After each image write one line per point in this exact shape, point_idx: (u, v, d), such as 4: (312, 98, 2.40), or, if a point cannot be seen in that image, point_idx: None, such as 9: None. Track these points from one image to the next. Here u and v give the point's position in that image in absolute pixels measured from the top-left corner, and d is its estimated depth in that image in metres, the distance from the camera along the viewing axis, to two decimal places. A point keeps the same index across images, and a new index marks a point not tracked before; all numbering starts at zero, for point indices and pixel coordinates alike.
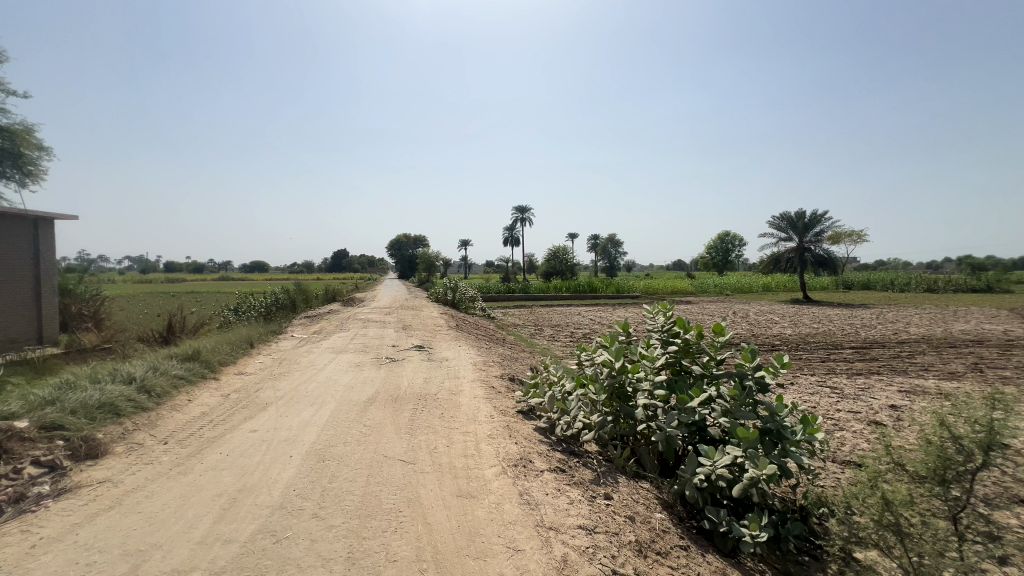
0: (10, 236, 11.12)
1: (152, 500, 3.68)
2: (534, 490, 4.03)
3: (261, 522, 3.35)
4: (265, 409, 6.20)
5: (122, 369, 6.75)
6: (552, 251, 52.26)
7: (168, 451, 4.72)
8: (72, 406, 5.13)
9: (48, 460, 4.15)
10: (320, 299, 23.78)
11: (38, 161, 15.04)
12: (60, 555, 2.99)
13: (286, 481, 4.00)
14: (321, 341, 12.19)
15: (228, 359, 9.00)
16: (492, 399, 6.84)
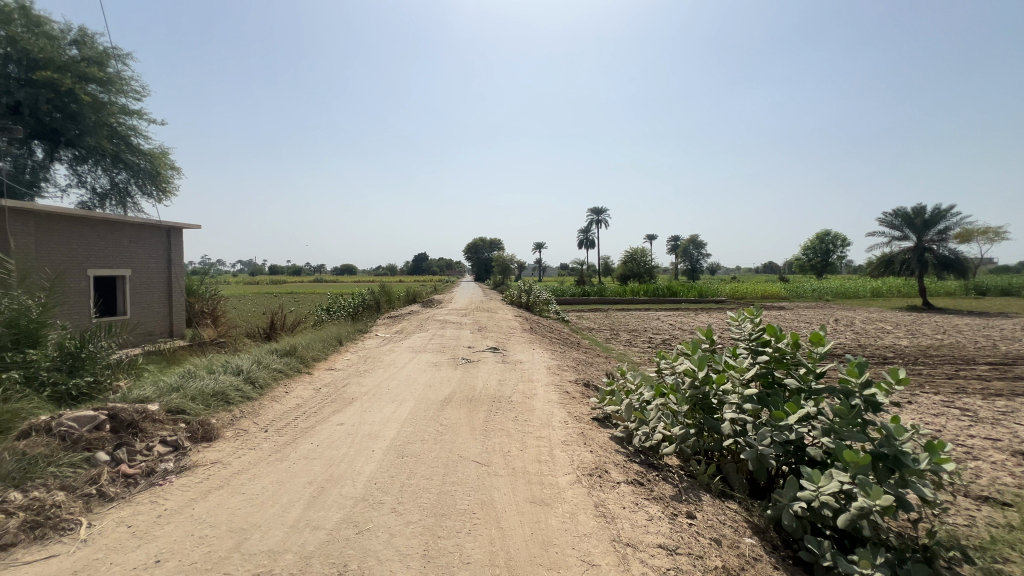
0: (149, 244, 12.92)
1: (253, 483, 4.04)
2: (610, 502, 3.86)
3: (345, 513, 3.52)
4: (351, 404, 6.59)
5: (232, 362, 7.54)
6: (629, 253, 50.66)
7: (268, 438, 5.17)
8: (193, 393, 5.80)
9: (173, 440, 4.71)
10: (401, 300, 24.96)
11: (171, 179, 17.27)
12: (179, 526, 3.36)
13: (368, 475, 4.19)
14: (402, 340, 12.78)
15: (320, 355, 9.71)
16: (566, 404, 6.73)
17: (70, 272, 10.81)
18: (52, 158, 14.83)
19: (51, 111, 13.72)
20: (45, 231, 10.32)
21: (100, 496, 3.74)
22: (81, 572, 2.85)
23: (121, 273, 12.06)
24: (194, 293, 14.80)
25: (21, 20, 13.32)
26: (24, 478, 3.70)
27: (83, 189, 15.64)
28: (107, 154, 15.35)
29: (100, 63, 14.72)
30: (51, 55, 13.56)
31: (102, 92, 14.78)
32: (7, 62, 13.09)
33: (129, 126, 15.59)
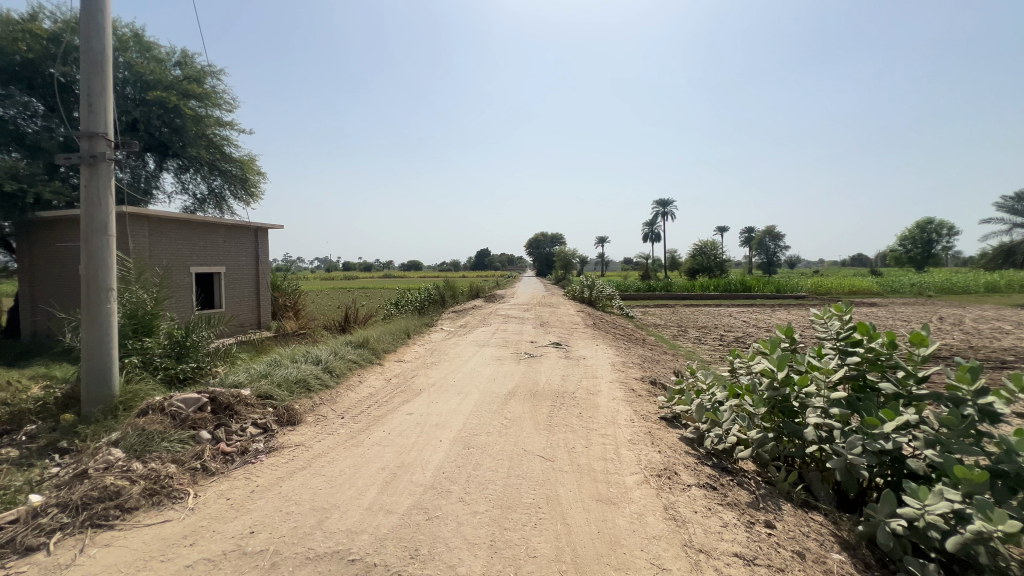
0: (240, 243, 14.19)
1: (332, 466, 4.31)
2: (681, 506, 3.71)
3: (415, 499, 3.67)
4: (419, 394, 6.84)
5: (312, 352, 8.08)
6: (697, 246, 48.37)
7: (344, 424, 5.49)
8: (279, 380, 6.30)
9: (263, 423, 5.15)
10: (465, 295, 25.54)
11: (258, 183, 18.82)
12: (269, 501, 3.66)
13: (436, 464, 4.33)
14: (466, 335, 13.09)
15: (390, 347, 10.17)
16: (632, 402, 6.56)
17: (176, 269, 12.10)
18: (161, 169, 16.63)
19: (160, 126, 15.39)
20: (155, 233, 11.60)
21: (203, 470, 4.16)
22: (189, 537, 3.19)
23: (217, 270, 13.32)
24: (278, 288, 16.04)
25: (135, 46, 15.06)
26: (143, 450, 4.20)
27: (186, 195, 17.40)
28: (205, 162, 16.98)
29: (199, 80, 16.34)
30: (160, 76, 15.18)
31: (201, 106, 16.40)
32: (125, 84, 14.75)
33: (222, 136, 17.19)
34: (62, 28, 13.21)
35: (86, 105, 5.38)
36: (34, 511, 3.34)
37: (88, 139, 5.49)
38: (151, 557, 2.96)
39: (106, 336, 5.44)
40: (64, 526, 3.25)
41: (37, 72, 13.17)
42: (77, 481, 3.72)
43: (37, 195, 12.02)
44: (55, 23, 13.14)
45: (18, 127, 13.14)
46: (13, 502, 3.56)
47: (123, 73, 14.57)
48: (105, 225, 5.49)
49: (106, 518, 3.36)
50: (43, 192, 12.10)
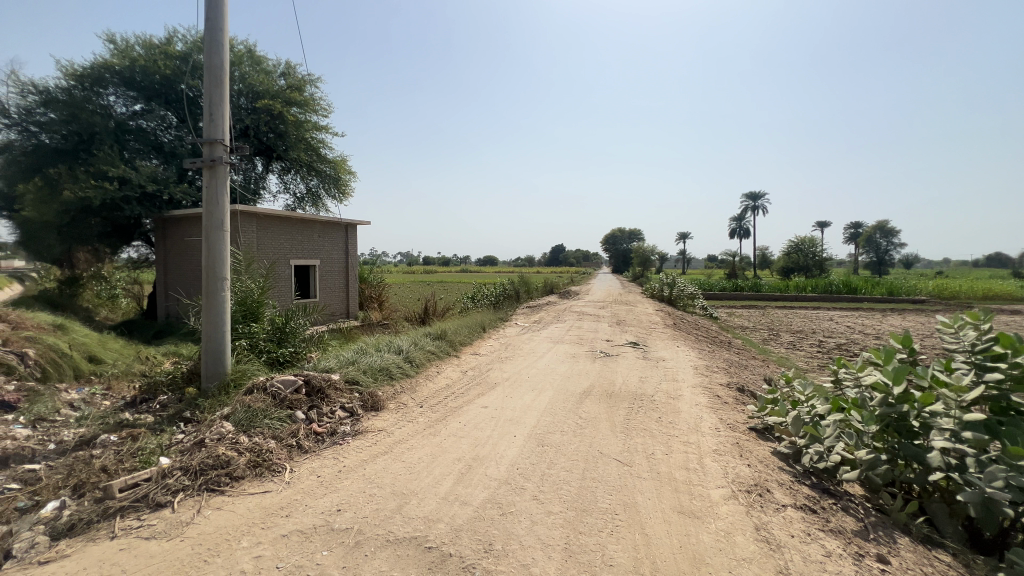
0: (333, 238, 15.26)
1: (411, 452, 4.48)
2: (774, 527, 3.39)
3: (490, 492, 3.69)
4: (494, 388, 6.91)
5: (394, 342, 8.48)
6: (794, 243, 44.44)
7: (423, 413, 5.70)
8: (365, 367, 6.68)
9: (350, 407, 5.48)
10: (539, 290, 25.52)
11: (349, 182, 20.17)
12: (355, 482, 3.88)
13: (510, 459, 4.34)
14: (540, 330, 13.06)
15: (467, 341, 10.40)
16: (717, 409, 6.13)
17: (278, 262, 13.33)
18: (267, 171, 18.34)
19: (267, 132, 16.99)
20: (262, 229, 12.84)
21: (298, 447, 4.51)
22: (286, 508, 3.45)
23: (312, 263, 14.49)
24: (365, 280, 17.09)
25: (248, 61, 16.72)
26: (248, 425, 4.64)
27: (288, 194, 19.10)
28: (304, 164, 18.49)
29: (300, 89, 17.82)
30: (268, 87, 16.74)
31: (301, 112, 17.88)
32: (240, 95, 16.45)
33: (319, 139, 18.63)
34: (190, 49, 15.01)
35: (208, 115, 6.04)
36: (163, 472, 3.81)
37: (210, 145, 6.16)
38: (254, 524, 3.25)
39: (219, 321, 6.07)
40: (184, 488, 3.67)
41: (171, 88, 15.08)
42: (196, 448, 4.20)
43: (170, 195, 13.90)
44: (185, 45, 14.97)
45: (157, 137, 15.16)
46: (147, 461, 4.09)
47: (238, 85, 16.22)
48: (222, 222, 6.14)
49: (218, 484, 3.75)
50: (175, 193, 13.93)
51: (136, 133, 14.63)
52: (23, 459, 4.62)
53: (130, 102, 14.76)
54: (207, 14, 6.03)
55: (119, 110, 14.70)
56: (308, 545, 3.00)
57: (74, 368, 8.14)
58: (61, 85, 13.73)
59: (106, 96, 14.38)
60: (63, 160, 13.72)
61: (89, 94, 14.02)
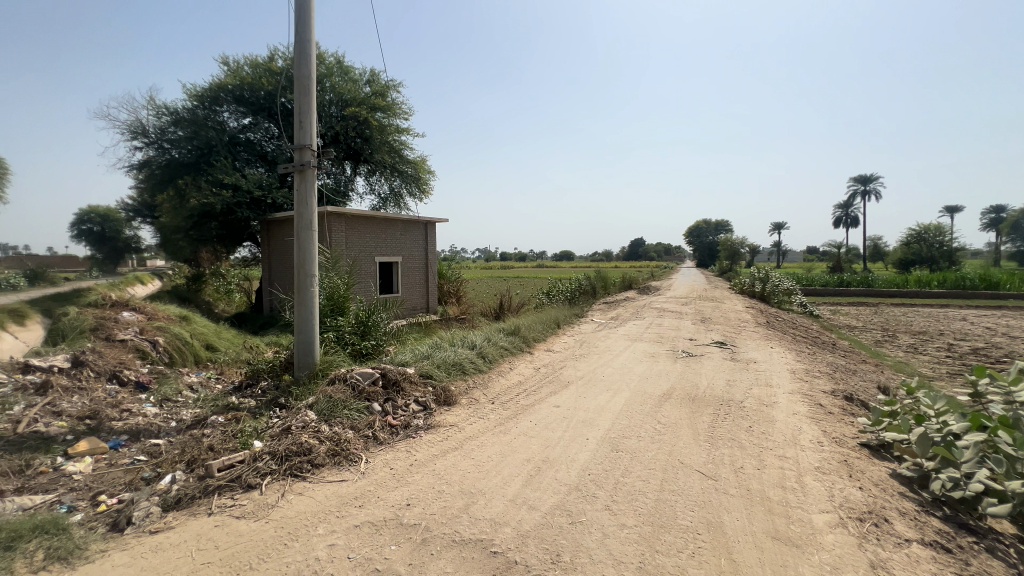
0: (413, 235, 15.85)
1: (481, 450, 4.45)
2: (895, 566, 2.86)
3: (559, 498, 3.53)
4: (567, 387, 6.71)
5: (468, 337, 8.59)
6: (915, 232, 39.02)
7: (494, 410, 5.67)
8: (439, 362, 6.80)
9: (423, 401, 5.59)
10: (617, 285, 24.73)
11: (428, 181, 20.91)
12: (425, 477, 3.91)
13: (582, 463, 4.14)
14: (618, 327, 12.60)
15: (540, 337, 10.27)
16: (820, 420, 5.43)
17: (364, 259, 14.16)
18: (355, 173, 19.50)
19: (355, 137, 18.08)
20: (349, 228, 13.70)
21: (374, 439, 4.66)
22: (359, 499, 3.56)
23: (394, 260, 15.20)
24: (443, 276, 17.64)
25: (338, 72, 17.90)
26: (330, 415, 4.89)
27: (373, 195, 20.18)
28: (388, 165, 19.44)
29: (383, 94, 18.75)
30: (355, 94, 17.79)
31: (385, 116, 18.79)
32: (331, 105, 17.62)
33: (401, 141, 19.49)
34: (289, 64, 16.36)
35: (297, 122, 6.44)
36: (254, 455, 4.10)
37: (299, 150, 6.58)
38: (329, 512, 3.37)
39: (309, 314, 6.50)
40: (272, 471, 3.92)
41: (273, 102, 16.55)
42: (284, 434, 4.50)
43: (273, 199, 15.28)
44: (284, 61, 16.33)
45: (261, 147, 16.73)
46: (243, 443, 4.44)
47: (329, 95, 17.39)
48: (309, 223, 6.54)
49: (301, 470, 3.97)
50: (277, 197, 15.30)
51: (245, 144, 16.24)
52: (150, 433, 5.25)
53: (240, 117, 16.42)
54: (296, 27, 6.42)
55: (232, 124, 16.42)
56: (377, 538, 3.05)
57: (195, 355, 9.21)
58: (187, 105, 15.64)
59: (222, 113, 16.13)
60: (188, 172, 15.62)
61: (208, 112, 15.81)
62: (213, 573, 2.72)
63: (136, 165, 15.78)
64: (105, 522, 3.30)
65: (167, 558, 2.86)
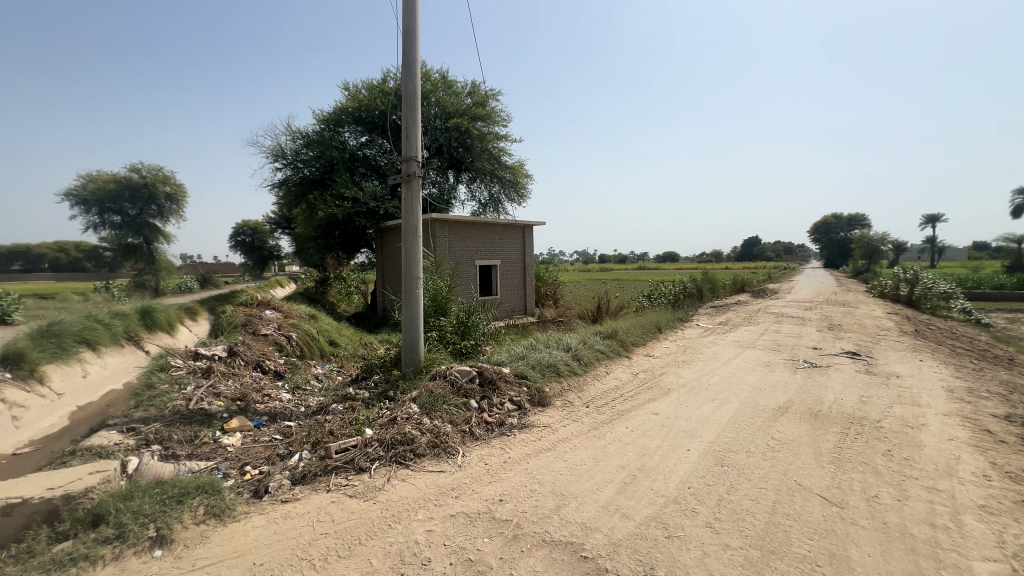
0: (511, 239, 16.21)
1: (574, 453, 4.40)
2: None
3: (655, 510, 3.35)
4: (667, 394, 6.36)
5: (564, 339, 8.57)
6: None
7: (589, 413, 5.58)
8: (534, 362, 6.88)
9: (518, 400, 5.69)
10: (727, 288, 22.89)
11: (526, 185, 21.28)
12: (518, 475, 3.98)
13: (681, 476, 3.89)
14: (727, 333, 11.64)
15: (639, 341, 9.88)
16: (986, 450, 4.49)
17: (465, 262, 14.84)
18: (457, 181, 20.52)
19: (457, 146, 19.06)
20: (451, 234, 14.47)
21: (470, 434, 4.85)
22: (455, 490, 3.73)
23: (494, 263, 15.71)
24: (541, 278, 17.81)
25: (443, 86, 19.03)
26: (431, 408, 5.20)
27: (474, 201, 21.06)
28: (487, 172, 20.15)
29: (484, 104, 19.52)
30: (457, 106, 18.75)
31: (485, 125, 19.53)
32: (436, 118, 18.80)
33: (500, 148, 20.11)
34: (399, 84, 17.79)
35: (404, 136, 6.96)
36: (365, 441, 4.51)
37: (406, 162, 7.10)
38: (428, 500, 3.58)
39: (414, 314, 6.97)
40: (380, 457, 4.28)
41: (386, 119, 18.11)
42: (391, 424, 4.88)
43: (385, 209, 16.67)
44: (395, 81, 17.81)
45: (376, 162, 18.38)
46: (357, 430, 4.90)
47: (434, 109, 18.54)
48: (415, 228, 7.03)
49: (405, 458, 4.28)
50: (389, 207, 16.69)
51: (362, 160, 17.98)
52: (285, 416, 6.03)
53: (359, 135, 18.23)
54: (403, 48, 6.94)
55: (352, 143, 18.27)
56: (471, 529, 3.16)
57: (321, 349, 10.37)
58: (316, 129, 17.77)
59: (344, 133, 18.04)
60: (317, 187, 17.69)
61: (332, 133, 17.80)
62: (330, 543, 3.03)
63: (277, 184, 18.26)
64: (248, 489, 3.85)
65: (293, 525, 3.25)
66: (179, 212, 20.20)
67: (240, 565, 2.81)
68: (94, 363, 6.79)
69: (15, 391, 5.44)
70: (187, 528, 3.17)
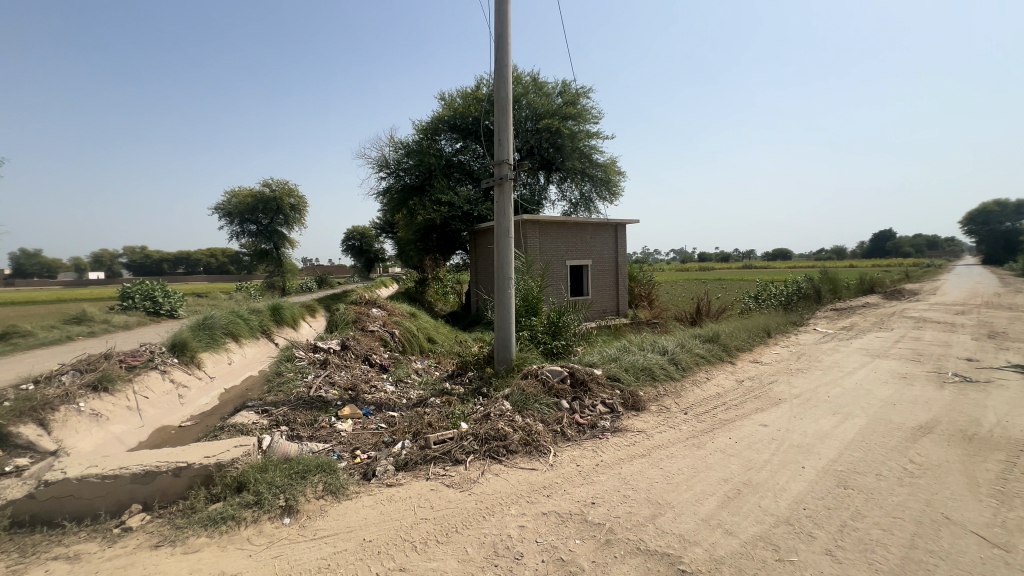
0: (603, 238, 15.90)
1: (670, 461, 4.20)
2: None
3: (763, 529, 3.08)
4: (778, 405, 5.79)
5: (659, 342, 8.21)
6: None
7: (687, 421, 5.28)
8: (627, 365, 6.68)
9: (610, 403, 5.57)
10: (852, 289, 20.27)
11: (618, 183, 20.73)
12: (611, 479, 3.89)
13: (794, 495, 3.53)
14: (851, 339, 10.32)
15: (745, 346, 9.12)
16: None
17: (556, 262, 14.88)
18: (548, 182, 20.66)
19: (548, 147, 19.16)
20: (542, 234, 14.59)
21: (561, 435, 4.85)
22: (547, 488, 3.75)
23: (585, 263, 15.55)
24: (634, 278, 17.23)
25: (534, 88, 19.26)
26: (523, 406, 5.29)
27: (565, 201, 21.03)
28: (578, 171, 19.98)
29: (574, 102, 19.39)
30: (548, 107, 18.86)
31: (575, 124, 19.41)
32: (527, 120, 19.10)
33: (591, 146, 19.82)
34: (491, 89, 18.36)
35: (497, 140, 7.16)
36: (461, 434, 4.72)
37: (498, 165, 7.29)
38: (521, 496, 3.64)
39: (506, 313, 7.13)
40: (474, 450, 4.44)
41: (479, 125, 18.78)
42: (485, 419, 5.04)
43: (478, 212, 17.25)
44: (488, 87, 18.40)
45: (470, 166, 19.15)
46: (454, 423, 5.15)
47: (525, 112, 18.84)
48: (507, 229, 7.20)
49: (498, 453, 4.40)
50: (482, 210, 17.25)
51: (457, 165, 18.84)
52: (389, 406, 6.52)
53: (454, 142, 19.13)
54: (495, 55, 7.14)
55: (447, 150, 19.23)
56: (563, 529, 3.16)
57: (420, 345, 11.05)
58: (415, 138, 18.98)
59: (440, 141, 19.06)
60: (416, 194, 18.86)
61: (430, 142, 18.89)
62: (429, 528, 3.21)
63: (382, 192, 19.79)
64: (359, 471, 4.23)
65: (396, 508, 3.50)
66: (301, 220, 22.73)
67: (352, 539, 3.09)
68: (237, 352, 7.93)
69: (180, 373, 6.53)
70: (310, 501, 3.58)
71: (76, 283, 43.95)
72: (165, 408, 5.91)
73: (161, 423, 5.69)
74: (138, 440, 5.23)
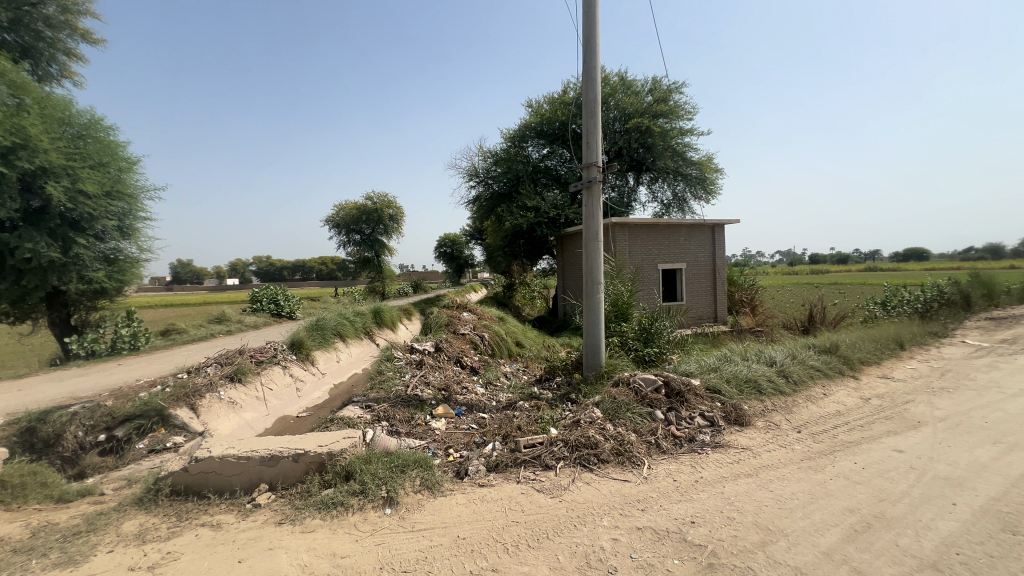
0: (698, 240, 15.01)
1: (783, 484, 3.79)
2: None
3: (903, 573, 2.65)
4: (917, 429, 4.99)
5: (766, 351, 7.51)
6: None
7: (802, 440, 4.75)
8: (729, 376, 6.19)
9: (710, 416, 5.20)
10: (1014, 295, 16.93)
11: (715, 180, 19.46)
12: (713, 498, 3.61)
13: (943, 535, 3.01)
14: (1015, 355, 8.60)
15: (871, 360, 8.01)
16: None
17: (646, 267, 14.33)
18: (638, 183, 20.02)
19: (637, 147, 18.58)
20: (632, 238, 14.16)
21: (656, 447, 4.62)
22: (642, 502, 3.58)
23: (679, 267, 14.78)
24: (734, 283, 16.03)
25: (622, 88, 18.78)
26: (614, 415, 5.13)
27: (656, 202, 20.22)
28: (671, 170, 19.10)
29: (665, 99, 18.60)
30: (638, 106, 18.25)
31: (666, 121, 18.60)
32: (615, 121, 18.69)
33: (684, 143, 18.84)
34: (578, 93, 18.26)
35: (585, 143, 7.06)
36: (550, 439, 4.69)
37: (587, 168, 7.19)
38: (613, 507, 3.52)
39: (596, 319, 6.99)
40: (565, 457, 4.39)
41: (566, 129, 18.74)
42: (574, 426, 4.97)
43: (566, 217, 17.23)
44: (575, 91, 18.31)
45: (557, 171, 19.19)
46: (543, 428, 5.14)
47: (614, 113, 18.45)
48: (595, 233, 7.06)
49: (589, 462, 4.30)
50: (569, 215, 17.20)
51: (544, 171, 18.97)
52: (479, 407, 6.70)
53: (541, 148, 19.31)
54: (583, 58, 7.07)
55: (534, 156, 19.43)
56: (660, 547, 2.99)
57: (509, 348, 11.23)
58: (503, 147, 19.45)
59: (527, 147, 19.32)
60: (504, 201, 19.30)
61: (517, 148, 19.22)
62: (521, 532, 3.22)
63: (472, 200, 20.52)
64: (452, 469, 4.38)
65: (488, 509, 3.56)
66: (399, 229, 24.33)
67: (447, 535, 3.19)
68: (344, 351, 8.66)
69: (298, 369, 7.28)
70: (408, 494, 3.78)
71: (218, 288, 51.40)
72: (285, 399, 6.62)
73: (282, 413, 6.37)
74: (265, 427, 5.91)
